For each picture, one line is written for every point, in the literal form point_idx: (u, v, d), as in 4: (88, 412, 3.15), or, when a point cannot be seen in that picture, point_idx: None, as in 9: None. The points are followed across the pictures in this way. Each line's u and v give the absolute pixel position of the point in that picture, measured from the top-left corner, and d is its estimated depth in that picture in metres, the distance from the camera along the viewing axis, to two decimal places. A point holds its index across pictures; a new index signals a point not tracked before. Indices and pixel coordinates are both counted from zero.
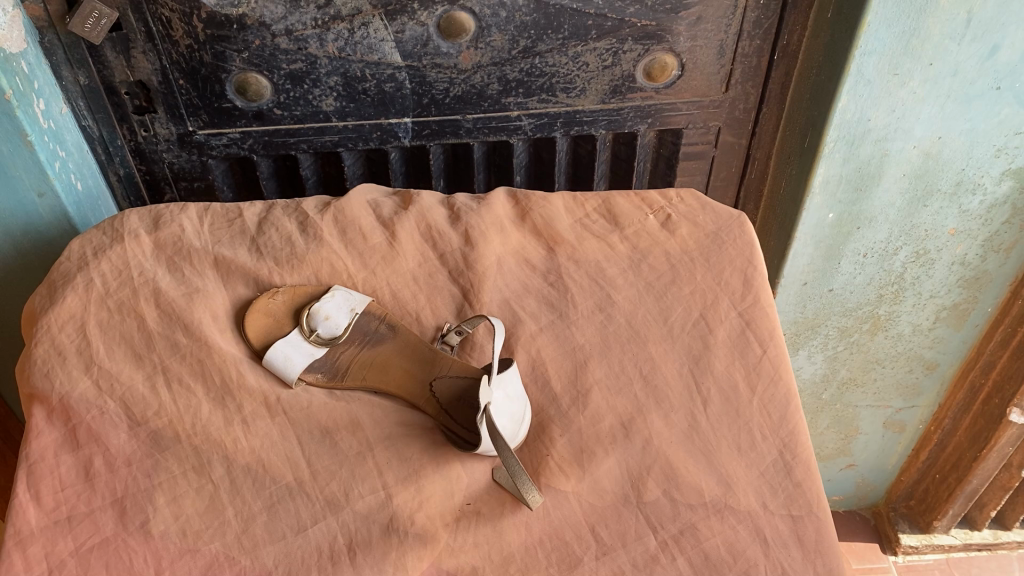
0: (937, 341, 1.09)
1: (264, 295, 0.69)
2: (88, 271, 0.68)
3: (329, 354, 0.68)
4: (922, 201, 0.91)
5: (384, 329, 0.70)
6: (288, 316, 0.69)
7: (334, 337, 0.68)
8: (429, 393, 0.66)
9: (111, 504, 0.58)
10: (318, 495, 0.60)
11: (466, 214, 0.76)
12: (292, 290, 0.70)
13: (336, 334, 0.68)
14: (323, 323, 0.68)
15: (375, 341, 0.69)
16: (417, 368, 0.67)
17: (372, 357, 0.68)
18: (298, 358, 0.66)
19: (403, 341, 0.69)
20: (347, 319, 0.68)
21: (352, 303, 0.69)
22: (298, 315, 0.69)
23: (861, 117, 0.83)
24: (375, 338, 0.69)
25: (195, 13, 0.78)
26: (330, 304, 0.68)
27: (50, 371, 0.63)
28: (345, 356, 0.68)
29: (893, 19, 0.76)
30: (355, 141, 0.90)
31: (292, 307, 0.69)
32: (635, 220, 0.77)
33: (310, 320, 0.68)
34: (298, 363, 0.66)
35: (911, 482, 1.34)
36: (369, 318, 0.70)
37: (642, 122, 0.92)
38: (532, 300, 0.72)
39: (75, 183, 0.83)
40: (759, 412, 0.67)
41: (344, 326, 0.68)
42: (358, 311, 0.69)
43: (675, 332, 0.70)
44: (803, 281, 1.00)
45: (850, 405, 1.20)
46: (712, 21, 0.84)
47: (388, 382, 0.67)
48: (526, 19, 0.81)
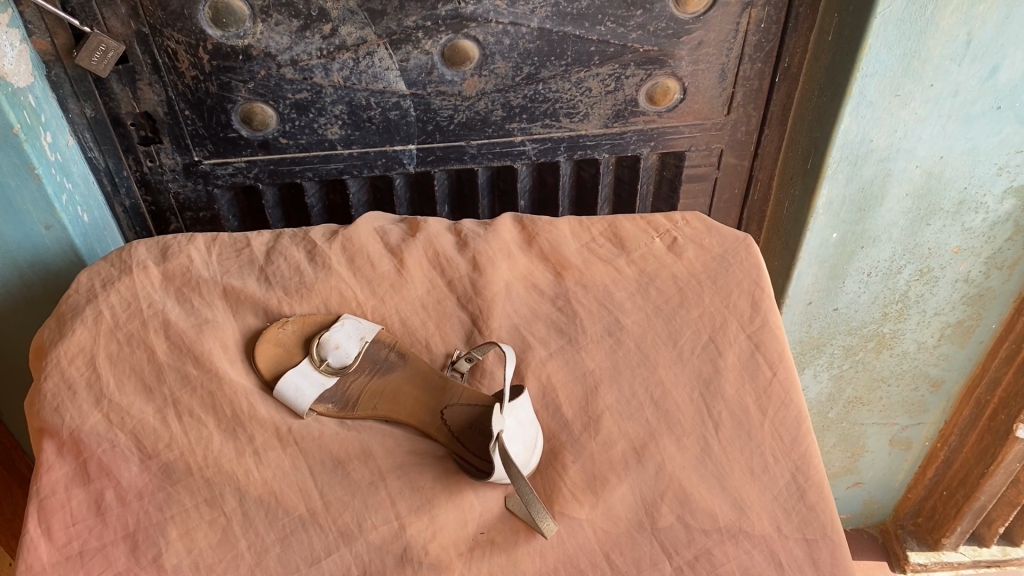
0: (942, 358, 1.10)
1: (274, 325, 0.69)
2: (97, 303, 0.68)
3: (339, 384, 0.68)
4: (925, 220, 0.92)
5: (393, 358, 0.70)
6: (298, 346, 0.69)
7: (344, 365, 0.68)
8: (441, 421, 0.65)
9: (124, 538, 0.58)
10: (331, 527, 0.60)
11: (474, 240, 0.76)
12: (302, 320, 0.70)
13: (346, 362, 0.68)
14: (333, 352, 0.68)
15: (384, 370, 0.69)
16: (428, 397, 0.67)
17: (382, 386, 0.68)
18: (308, 388, 0.66)
19: (413, 370, 0.69)
20: (357, 348, 0.68)
21: (362, 330, 0.69)
22: (308, 345, 0.69)
23: (863, 138, 0.84)
24: (384, 367, 0.69)
25: (201, 45, 0.78)
26: (340, 333, 0.68)
27: (60, 405, 0.63)
28: (356, 385, 0.68)
29: (894, 42, 0.77)
30: (360, 169, 0.90)
31: (302, 337, 0.69)
32: (642, 244, 0.77)
33: (321, 349, 0.68)
34: (308, 393, 0.66)
35: (918, 499, 1.33)
36: (378, 346, 0.70)
37: (645, 146, 0.92)
38: (541, 326, 0.72)
39: (82, 214, 0.83)
40: (770, 435, 0.67)
41: (354, 356, 0.68)
42: (369, 339, 0.69)
43: (684, 356, 0.70)
44: (808, 300, 1.00)
45: (856, 424, 1.20)
46: (714, 46, 0.85)
47: (399, 412, 0.66)
48: (529, 46, 0.82)
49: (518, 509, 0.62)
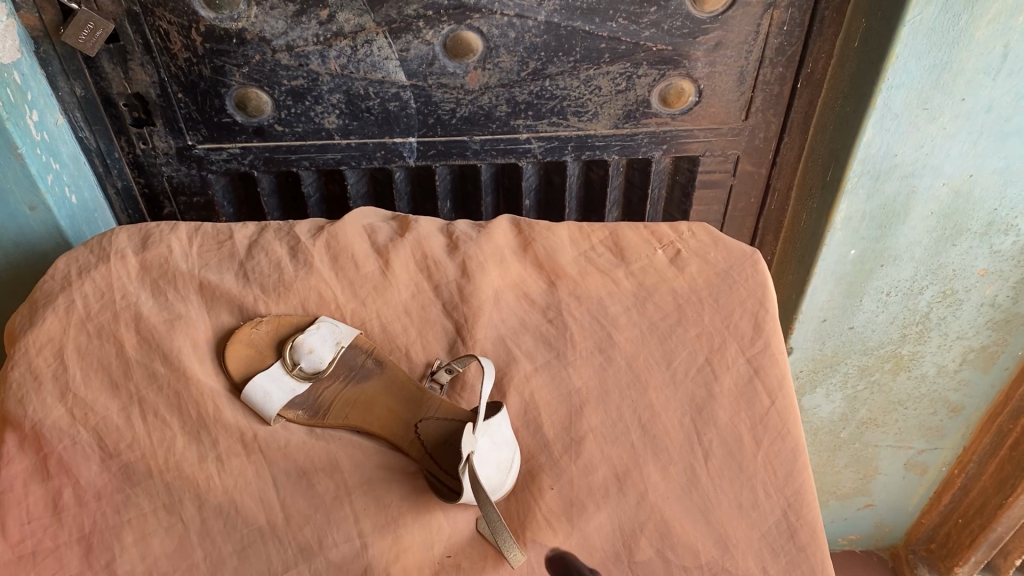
0: (964, 383, 1.04)
1: (247, 325, 0.66)
2: (70, 291, 0.66)
3: (311, 390, 0.65)
4: (951, 240, 0.86)
5: (369, 365, 0.66)
6: (272, 348, 0.66)
7: (317, 370, 0.65)
8: (414, 435, 0.62)
9: (78, 539, 0.57)
10: (291, 541, 0.58)
11: (465, 243, 0.72)
12: (277, 321, 0.67)
13: (320, 367, 0.65)
14: (307, 357, 0.64)
15: (361, 378, 0.66)
16: (403, 409, 0.64)
17: (356, 394, 0.65)
18: (278, 393, 0.63)
19: (390, 380, 0.65)
20: (331, 354, 0.65)
21: (338, 334, 0.66)
22: (281, 348, 0.66)
23: (887, 152, 0.79)
24: (360, 374, 0.66)
25: (193, 26, 0.75)
26: (315, 336, 0.65)
27: (23, 397, 0.61)
28: (329, 392, 0.65)
29: (923, 53, 0.72)
30: (358, 160, 0.87)
31: (277, 340, 0.66)
32: (643, 254, 0.73)
33: (294, 352, 0.65)
34: (277, 399, 0.63)
35: (932, 525, 1.28)
36: (356, 351, 0.67)
37: (657, 148, 0.88)
38: (529, 339, 0.69)
39: (69, 196, 0.81)
40: (764, 468, 0.63)
41: (328, 361, 0.65)
42: (345, 342, 0.66)
43: (678, 378, 0.66)
44: (822, 318, 0.95)
45: (870, 445, 1.15)
46: (733, 48, 0.80)
47: (373, 423, 0.63)
48: (536, 40, 0.78)
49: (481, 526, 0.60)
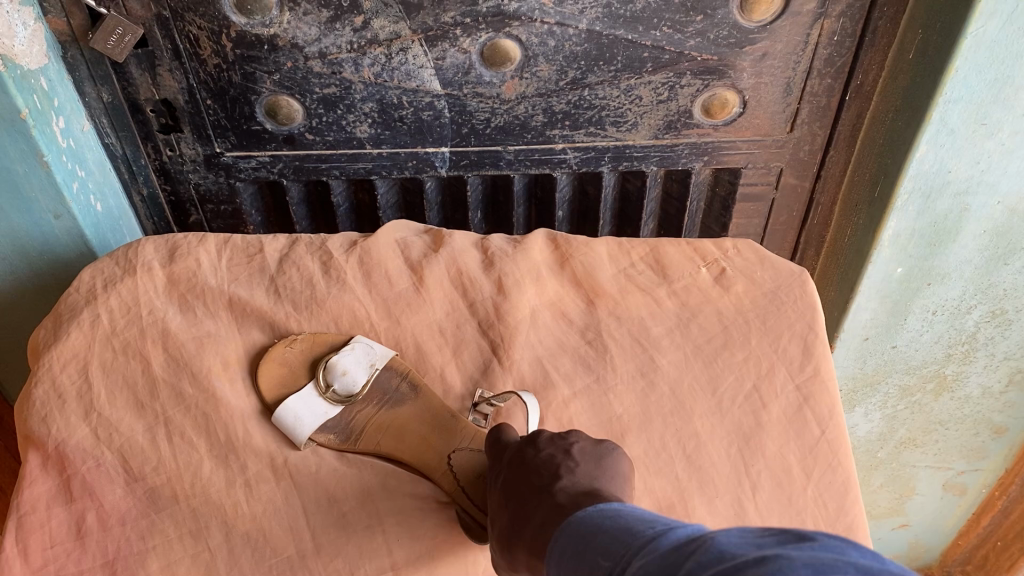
0: (1009, 405, 1.01)
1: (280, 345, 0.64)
2: (95, 305, 0.64)
3: (344, 413, 0.62)
4: (1003, 259, 0.83)
5: (404, 388, 0.63)
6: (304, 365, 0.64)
7: (351, 393, 0.62)
8: (447, 467, 0.59)
9: (101, 566, 0.55)
10: (321, 572, 0.56)
11: (500, 259, 0.70)
12: (313, 339, 0.65)
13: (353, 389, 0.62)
14: (340, 378, 0.62)
15: (395, 401, 0.62)
16: (436, 437, 0.60)
17: (390, 418, 0.62)
18: (309, 417, 0.61)
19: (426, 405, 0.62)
20: (366, 375, 0.62)
21: (371, 357, 0.63)
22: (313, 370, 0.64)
23: (941, 168, 0.75)
24: (394, 397, 0.63)
25: (224, 32, 0.73)
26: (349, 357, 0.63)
27: (48, 416, 0.59)
28: (363, 415, 0.62)
29: (984, 66, 0.68)
30: (390, 169, 0.84)
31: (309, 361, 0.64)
32: (686, 273, 0.70)
33: (328, 374, 0.62)
34: (308, 423, 0.61)
35: (968, 546, 1.25)
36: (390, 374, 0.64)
37: (698, 160, 0.85)
38: (567, 360, 0.66)
39: (95, 204, 0.79)
40: (814, 502, 0.61)
41: (362, 384, 0.62)
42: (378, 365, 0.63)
43: (725, 406, 0.64)
44: (864, 336, 0.92)
45: (908, 465, 1.11)
46: (780, 58, 0.77)
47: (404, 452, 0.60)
48: (577, 49, 0.75)
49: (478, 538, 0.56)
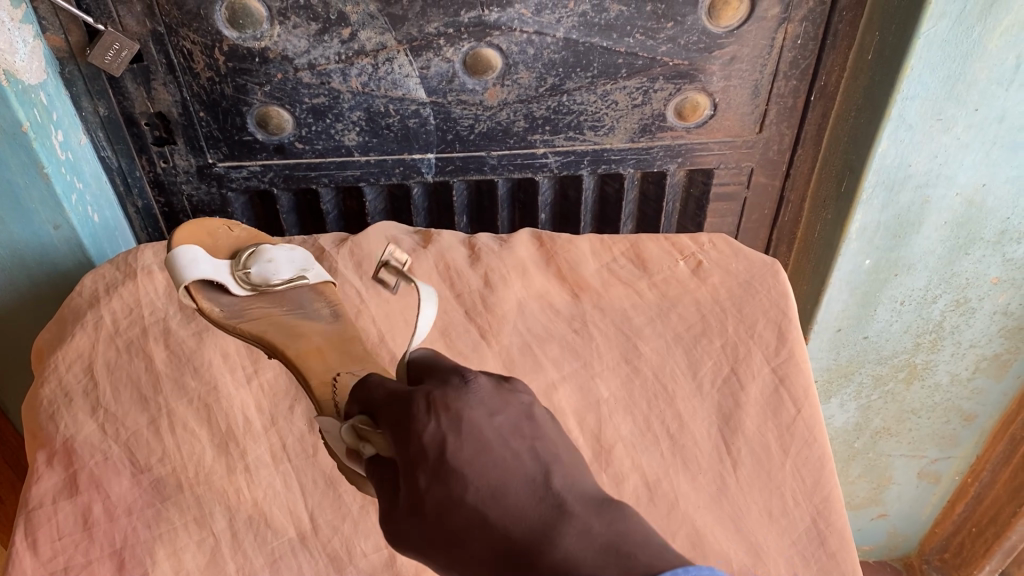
0: (977, 392, 1.05)
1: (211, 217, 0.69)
2: (98, 308, 0.68)
3: (241, 300, 0.65)
4: (964, 249, 0.86)
5: (324, 314, 0.66)
6: (221, 249, 0.68)
7: (267, 282, 0.66)
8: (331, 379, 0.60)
9: (109, 556, 0.56)
10: (320, 551, 0.59)
11: (487, 255, 0.74)
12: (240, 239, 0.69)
13: (271, 280, 0.66)
14: (264, 264, 0.66)
15: (308, 315, 0.65)
16: (329, 353, 0.62)
17: (292, 321, 0.64)
18: (202, 265, 0.63)
19: (342, 329, 0.64)
20: (290, 274, 0.68)
21: (308, 266, 0.68)
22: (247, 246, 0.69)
23: (902, 162, 0.79)
24: (303, 313, 0.65)
25: (217, 46, 0.76)
26: (288, 254, 0.68)
27: (54, 414, 0.62)
28: (259, 311, 0.64)
29: (937, 64, 0.73)
30: (377, 176, 0.87)
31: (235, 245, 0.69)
32: (664, 266, 0.74)
33: (253, 256, 0.67)
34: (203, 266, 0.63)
35: (945, 535, 1.29)
36: (316, 298, 0.67)
37: (672, 161, 0.89)
38: (555, 347, 0.69)
39: (92, 215, 0.81)
40: (792, 477, 0.64)
41: (281, 276, 0.67)
42: (308, 283, 0.68)
43: (704, 389, 0.68)
44: (837, 327, 0.96)
45: (883, 455, 1.15)
46: (747, 62, 0.81)
47: (289, 347, 0.61)
48: (555, 56, 0.79)
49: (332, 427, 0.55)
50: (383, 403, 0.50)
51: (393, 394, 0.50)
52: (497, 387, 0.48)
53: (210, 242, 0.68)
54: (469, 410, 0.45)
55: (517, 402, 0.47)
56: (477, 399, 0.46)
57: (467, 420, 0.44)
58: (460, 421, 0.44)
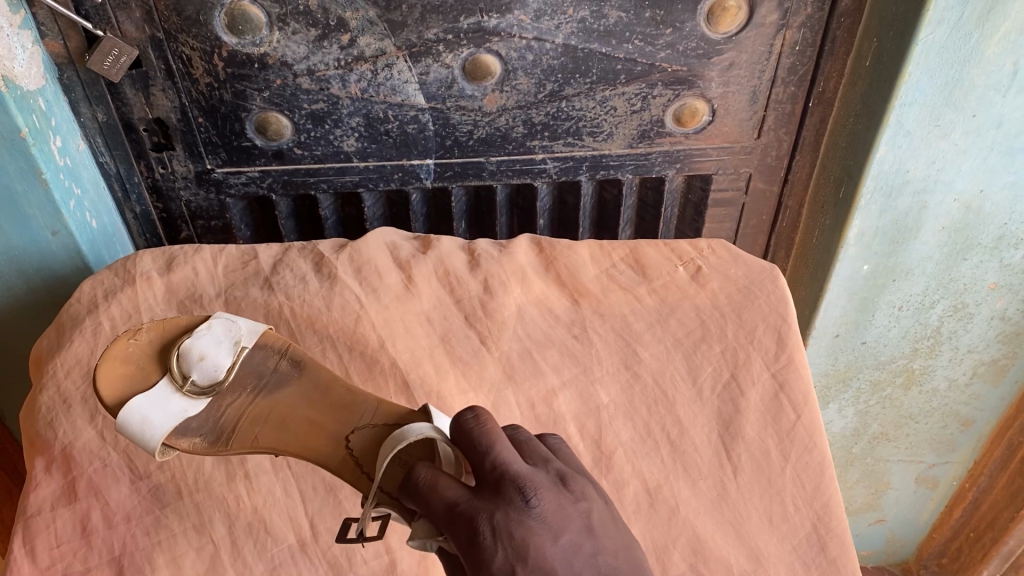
0: (974, 397, 1.05)
1: (123, 337, 0.62)
2: (97, 314, 0.67)
3: (210, 407, 0.61)
4: (962, 255, 0.87)
5: (284, 369, 0.62)
6: (151, 363, 0.62)
7: (214, 380, 0.60)
8: (346, 451, 0.57)
9: (108, 562, 0.58)
10: (321, 559, 0.60)
11: (487, 260, 0.73)
12: (159, 329, 0.63)
13: (216, 377, 0.60)
14: (199, 365, 0.60)
15: (274, 387, 0.61)
16: (324, 420, 0.59)
17: (268, 400, 0.61)
18: (158, 417, 0.58)
19: (307, 381, 0.61)
20: (228, 356, 0.61)
21: (236, 333, 0.62)
22: (171, 342, 0.63)
23: (900, 168, 0.80)
24: (270, 380, 0.62)
25: (216, 51, 0.76)
26: (212, 334, 0.61)
27: (53, 420, 0.62)
28: (234, 409, 0.61)
29: (935, 71, 0.73)
30: (376, 182, 0.87)
31: (157, 347, 0.63)
32: (664, 272, 0.74)
33: (184, 362, 0.60)
34: (157, 421, 0.58)
35: (942, 540, 1.29)
36: (266, 353, 0.63)
37: (671, 167, 0.89)
38: (555, 353, 0.69)
39: (90, 221, 0.81)
40: (792, 482, 0.65)
41: (224, 366, 0.61)
42: (248, 346, 0.62)
43: (704, 394, 0.68)
44: (835, 333, 0.96)
45: (881, 460, 1.15)
46: (746, 68, 0.81)
47: (289, 442, 0.58)
48: (554, 62, 0.79)
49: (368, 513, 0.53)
50: (439, 518, 0.47)
51: (456, 510, 0.47)
52: (551, 492, 0.48)
53: (140, 371, 0.61)
54: (536, 536, 0.45)
55: (575, 513, 0.48)
56: (539, 519, 0.46)
57: (535, 549, 0.44)
58: (527, 552, 0.44)
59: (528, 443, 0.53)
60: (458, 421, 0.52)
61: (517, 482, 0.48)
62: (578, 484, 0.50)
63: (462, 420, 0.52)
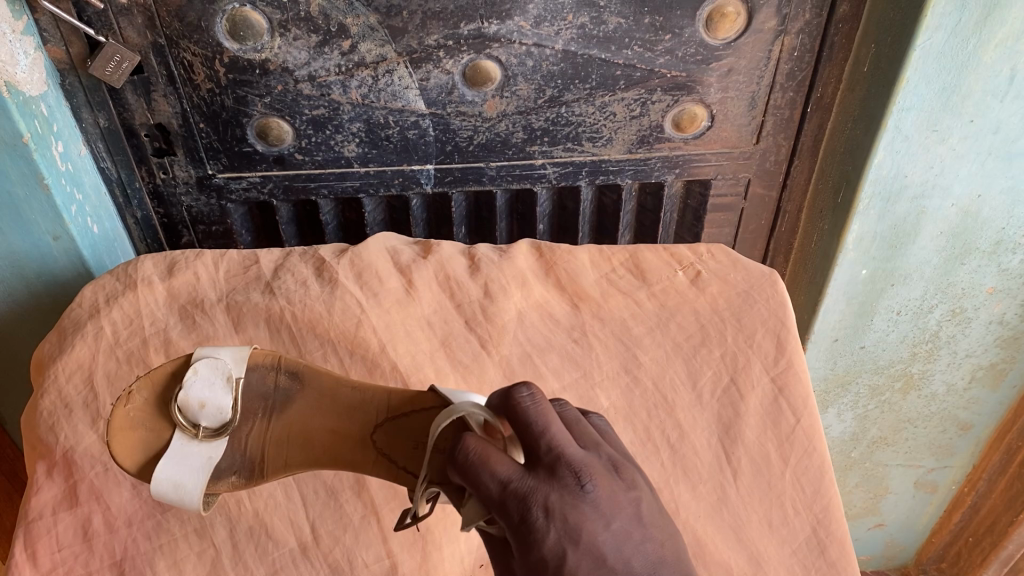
0: (973, 401, 1.05)
1: (117, 406, 0.57)
2: (99, 319, 0.67)
3: (232, 445, 0.58)
4: (960, 259, 0.87)
5: (285, 383, 0.60)
6: (156, 419, 0.57)
7: (224, 420, 0.57)
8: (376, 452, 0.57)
9: (109, 566, 0.59)
10: (322, 562, 0.62)
11: (487, 265, 0.73)
12: (148, 385, 0.58)
13: (225, 418, 0.57)
14: (203, 413, 0.56)
15: (284, 403, 0.59)
16: (345, 426, 0.58)
17: (283, 421, 0.58)
18: (188, 479, 0.56)
19: (313, 391, 0.59)
20: (227, 393, 0.57)
21: (224, 367, 0.58)
22: (168, 393, 0.58)
23: (898, 173, 0.80)
24: (279, 399, 0.59)
25: (217, 57, 0.77)
26: (201, 379, 0.57)
27: (55, 424, 0.62)
28: (254, 438, 0.58)
29: (932, 77, 0.73)
30: (377, 187, 0.88)
31: (155, 401, 0.58)
32: (664, 277, 0.74)
33: (187, 414, 0.57)
34: (189, 482, 0.56)
35: (941, 545, 1.29)
36: (262, 372, 0.59)
37: (670, 173, 0.90)
38: (555, 357, 0.70)
39: (91, 226, 0.81)
40: (792, 485, 0.66)
41: (228, 404, 0.57)
42: (241, 374, 0.58)
43: (704, 399, 0.68)
44: (834, 337, 0.96)
45: (881, 465, 1.15)
46: (745, 73, 0.82)
47: (322, 457, 0.58)
48: (554, 68, 0.80)
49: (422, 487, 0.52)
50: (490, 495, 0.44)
51: (510, 489, 0.44)
52: (606, 479, 0.45)
53: (150, 431, 0.57)
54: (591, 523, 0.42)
55: (626, 501, 0.45)
56: (594, 505, 0.43)
57: (588, 534, 0.42)
58: (581, 536, 0.42)
59: (579, 422, 0.49)
60: (512, 397, 0.48)
61: (573, 466, 0.44)
62: (631, 473, 0.47)
63: (517, 397, 0.48)
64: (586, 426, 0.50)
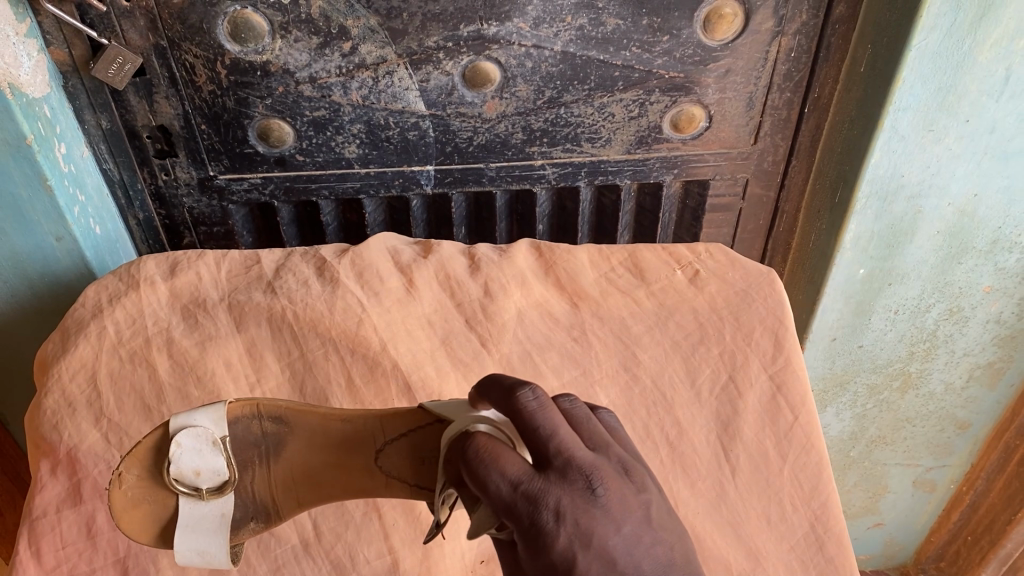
0: (971, 400, 1.06)
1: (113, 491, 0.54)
2: (101, 318, 0.67)
3: (239, 496, 0.56)
4: (957, 258, 0.88)
5: (271, 428, 0.57)
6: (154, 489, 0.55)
7: (222, 479, 0.55)
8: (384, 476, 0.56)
9: (113, 563, 0.61)
10: (325, 559, 0.63)
11: (487, 264, 0.74)
12: (135, 460, 0.55)
13: (224, 476, 0.55)
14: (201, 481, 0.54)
15: (279, 445, 0.57)
16: (346, 457, 0.57)
17: (284, 468, 0.57)
18: (209, 545, 0.55)
19: (303, 431, 0.57)
20: (218, 456, 0.54)
21: (206, 431, 0.54)
22: (160, 463, 0.55)
23: (895, 172, 0.81)
24: (270, 445, 0.57)
25: (218, 59, 0.77)
26: (187, 449, 0.54)
27: (59, 423, 0.63)
28: (259, 485, 0.56)
29: (928, 77, 0.74)
30: (377, 188, 0.88)
31: (148, 474, 0.55)
32: (663, 275, 0.74)
33: (184, 484, 0.54)
34: (212, 547, 0.55)
35: (940, 544, 1.30)
36: (246, 423, 0.57)
37: (668, 173, 0.90)
38: (555, 355, 0.70)
39: (94, 227, 0.82)
40: (790, 481, 0.67)
41: (223, 465, 0.55)
42: (224, 430, 0.56)
43: (702, 396, 0.69)
44: (832, 336, 0.96)
45: (879, 464, 1.15)
46: (742, 74, 0.82)
47: (334, 490, 0.57)
48: (553, 69, 0.80)
49: (438, 496, 0.50)
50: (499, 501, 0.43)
51: (521, 491, 0.42)
52: (616, 482, 0.43)
53: (155, 502, 0.55)
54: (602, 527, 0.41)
55: (637, 504, 0.43)
56: (605, 509, 0.42)
57: (599, 538, 0.41)
58: (592, 539, 0.40)
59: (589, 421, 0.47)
60: (517, 401, 0.46)
61: (583, 469, 0.43)
62: (641, 476, 0.45)
63: (522, 402, 0.46)
64: (597, 424, 0.48)
